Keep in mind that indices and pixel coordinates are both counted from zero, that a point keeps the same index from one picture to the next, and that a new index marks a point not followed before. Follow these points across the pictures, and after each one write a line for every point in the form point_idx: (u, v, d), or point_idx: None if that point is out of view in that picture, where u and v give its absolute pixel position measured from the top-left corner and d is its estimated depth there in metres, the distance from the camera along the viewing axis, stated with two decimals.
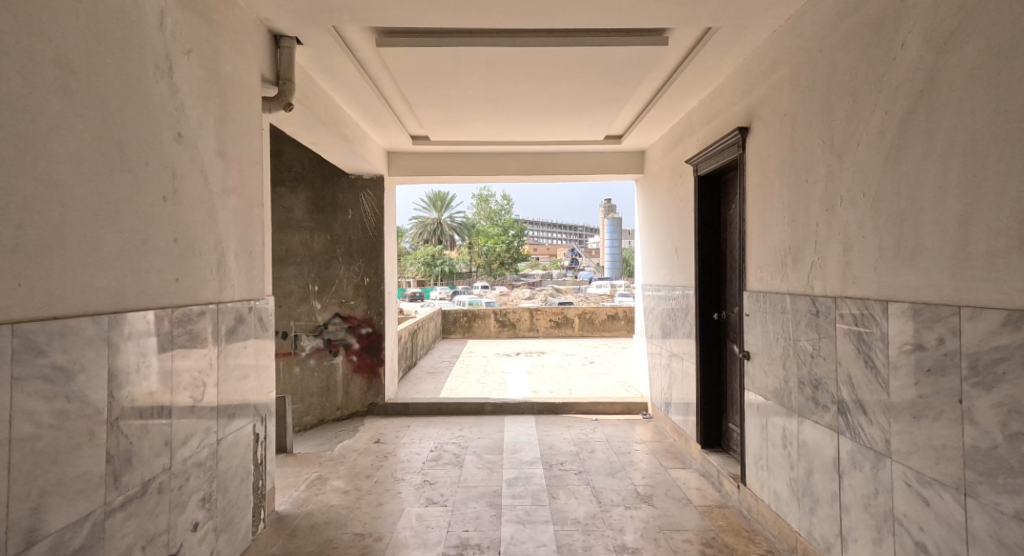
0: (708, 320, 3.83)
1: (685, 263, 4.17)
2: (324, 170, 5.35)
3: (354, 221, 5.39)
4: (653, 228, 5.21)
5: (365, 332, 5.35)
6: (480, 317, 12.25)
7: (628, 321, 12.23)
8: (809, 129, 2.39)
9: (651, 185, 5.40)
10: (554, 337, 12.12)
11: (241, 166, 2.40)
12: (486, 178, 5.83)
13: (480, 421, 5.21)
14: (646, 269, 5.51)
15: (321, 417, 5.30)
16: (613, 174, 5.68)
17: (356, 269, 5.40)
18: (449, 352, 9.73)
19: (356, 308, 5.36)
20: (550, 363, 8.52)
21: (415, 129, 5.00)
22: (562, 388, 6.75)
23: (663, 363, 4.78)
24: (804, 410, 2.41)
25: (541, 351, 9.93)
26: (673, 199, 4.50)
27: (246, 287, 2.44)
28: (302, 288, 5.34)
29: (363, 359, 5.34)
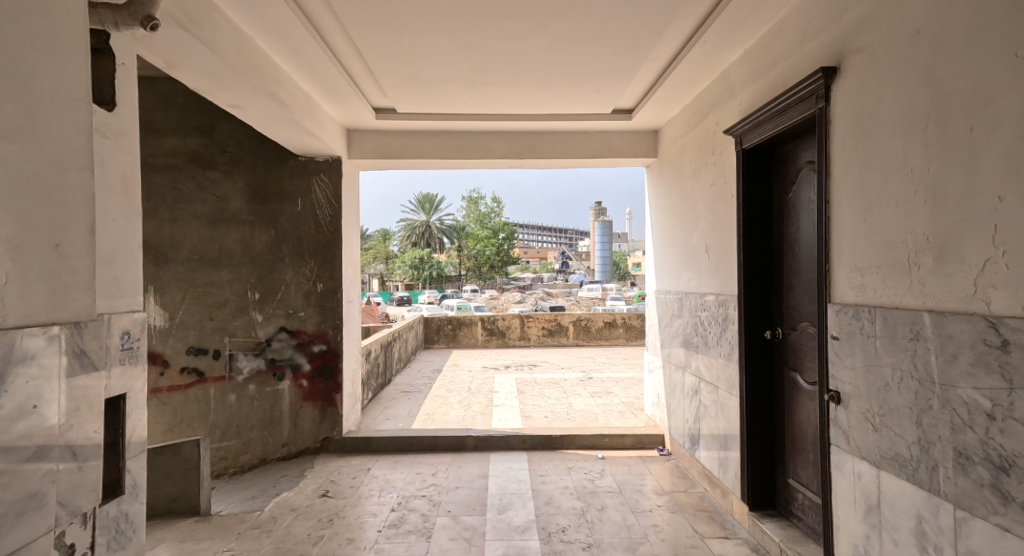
0: (757, 339, 2.92)
1: (721, 265, 3.25)
2: (268, 151, 4.38)
3: (305, 214, 4.43)
4: (671, 224, 4.30)
5: (318, 350, 4.40)
6: (466, 325, 11.28)
7: (627, 329, 11.35)
8: (979, 44, 1.49)
9: (666, 171, 4.49)
10: (547, 346, 11.16)
11: (44, 101, 1.45)
12: (468, 164, 4.89)
13: (458, 459, 4.24)
14: (660, 272, 4.59)
15: (263, 456, 4.28)
16: (618, 158, 4.76)
17: (308, 272, 4.44)
18: (429, 366, 8.72)
19: (307, 320, 4.41)
20: (543, 380, 7.55)
21: (378, 99, 4.08)
22: (557, 411, 5.79)
23: (687, 390, 3.85)
24: (971, 502, 1.49)
25: (533, 364, 8.97)
26: (700, 184, 3.58)
27: (46, 303, 1.45)
28: (240, 297, 4.35)
29: (316, 383, 4.39)
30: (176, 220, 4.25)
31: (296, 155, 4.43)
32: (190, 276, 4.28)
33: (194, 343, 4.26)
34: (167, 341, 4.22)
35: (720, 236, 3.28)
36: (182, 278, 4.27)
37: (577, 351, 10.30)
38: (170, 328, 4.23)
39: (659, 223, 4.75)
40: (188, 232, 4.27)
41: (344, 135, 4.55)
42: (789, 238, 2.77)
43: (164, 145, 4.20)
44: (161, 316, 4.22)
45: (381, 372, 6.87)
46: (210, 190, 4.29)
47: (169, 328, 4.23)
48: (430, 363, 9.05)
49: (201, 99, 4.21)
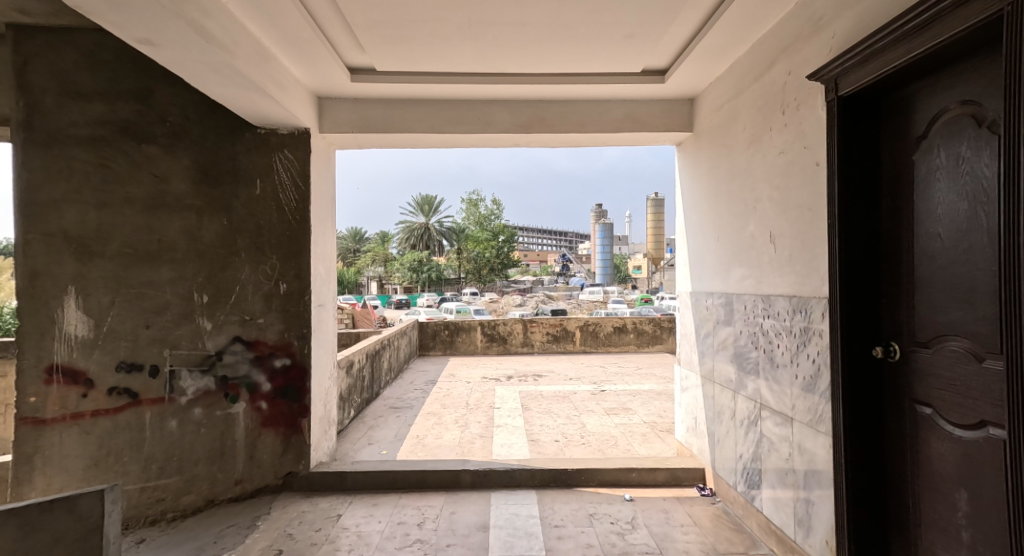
0: (859, 358, 2.13)
1: (800, 258, 2.45)
2: (220, 121, 3.59)
3: (266, 198, 3.64)
4: (714, 211, 3.51)
5: (281, 366, 3.61)
6: (464, 330, 10.47)
7: (638, 334, 10.55)
8: None
9: (705, 147, 3.70)
10: (552, 354, 10.36)
11: None
12: (464, 141, 4.10)
13: (453, 501, 3.43)
14: (698, 270, 3.79)
15: (210, 497, 3.47)
16: (644, 133, 3.97)
17: (269, 269, 3.64)
18: (423, 377, 7.90)
19: (268, 329, 3.62)
20: (549, 393, 6.74)
21: (354, 57, 3.31)
22: (569, 433, 4.98)
23: (741, 418, 3.05)
24: None
25: (537, 374, 8.16)
26: (763, 154, 2.78)
27: None
28: (184, 299, 3.53)
29: (277, 405, 3.60)
30: (104, 205, 3.43)
31: (256, 127, 3.65)
32: (121, 274, 3.46)
33: (126, 358, 3.44)
34: (91, 354, 3.40)
35: (798, 220, 2.48)
36: (111, 277, 3.45)
37: (585, 359, 9.50)
38: (96, 339, 3.41)
39: (694, 211, 3.96)
40: (119, 220, 3.45)
41: (316, 104, 3.78)
42: (910, 217, 1.98)
43: (87, 113, 3.39)
44: (85, 324, 3.40)
45: (366, 386, 6.06)
46: (147, 168, 3.48)
47: (94, 339, 3.41)
48: (424, 373, 8.23)
49: (136, 56, 3.42)
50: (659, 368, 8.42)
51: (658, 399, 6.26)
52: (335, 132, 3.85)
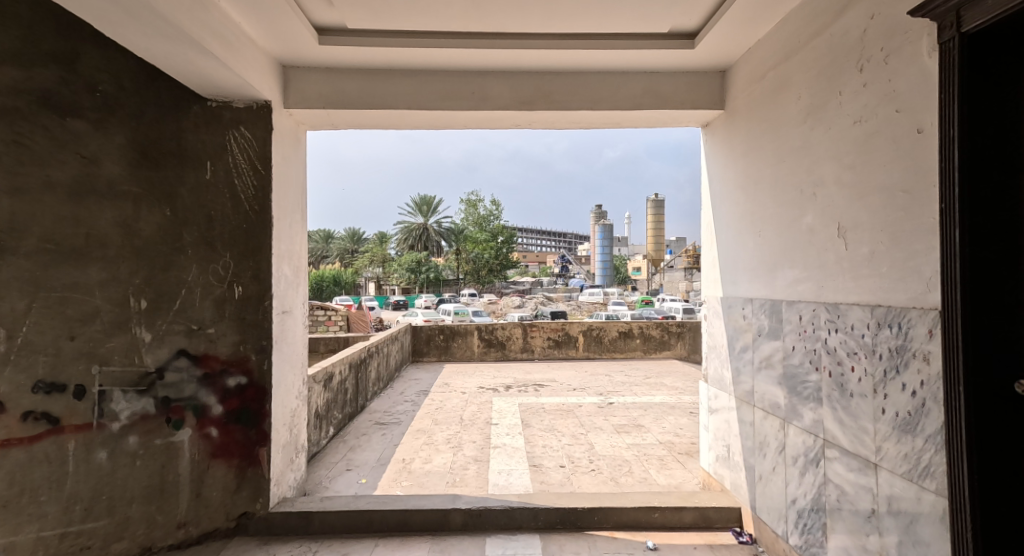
0: (988, 393, 1.57)
1: (885, 257, 1.88)
2: (161, 92, 3.02)
3: (218, 184, 3.07)
4: (752, 202, 2.94)
5: (235, 385, 3.04)
6: (461, 335, 9.87)
7: (644, 339, 10.00)
8: None
9: (739, 127, 3.13)
10: (553, 360, 9.79)
11: None
12: (457, 121, 3.54)
13: (440, 549, 2.85)
14: (731, 271, 3.23)
15: (145, 544, 2.88)
16: (666, 111, 3.41)
17: (221, 269, 3.08)
18: (414, 387, 7.31)
19: (220, 341, 3.06)
20: (552, 407, 6.16)
21: (320, 11, 2.75)
22: (575, 457, 4.40)
23: (792, 455, 2.48)
24: None
25: (538, 384, 7.59)
26: (828, 127, 2.22)
27: None
28: (118, 306, 2.94)
29: (230, 432, 3.03)
30: (20, 190, 2.69)
31: (205, 99, 3.07)
32: (39, 273, 2.75)
33: (46, 376, 2.74)
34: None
35: (882, 206, 1.90)
36: (27, 276, 2.72)
37: (588, 366, 8.93)
38: (7, 353, 2.65)
39: (723, 202, 3.40)
40: (37, 206, 2.74)
41: (280, 75, 3.21)
42: None
43: None
44: None
45: (349, 400, 5.47)
46: (71, 146, 2.82)
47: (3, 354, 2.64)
48: (416, 383, 7.65)
49: None
50: (669, 378, 7.87)
51: (671, 415, 5.69)
52: (303, 108, 3.28)
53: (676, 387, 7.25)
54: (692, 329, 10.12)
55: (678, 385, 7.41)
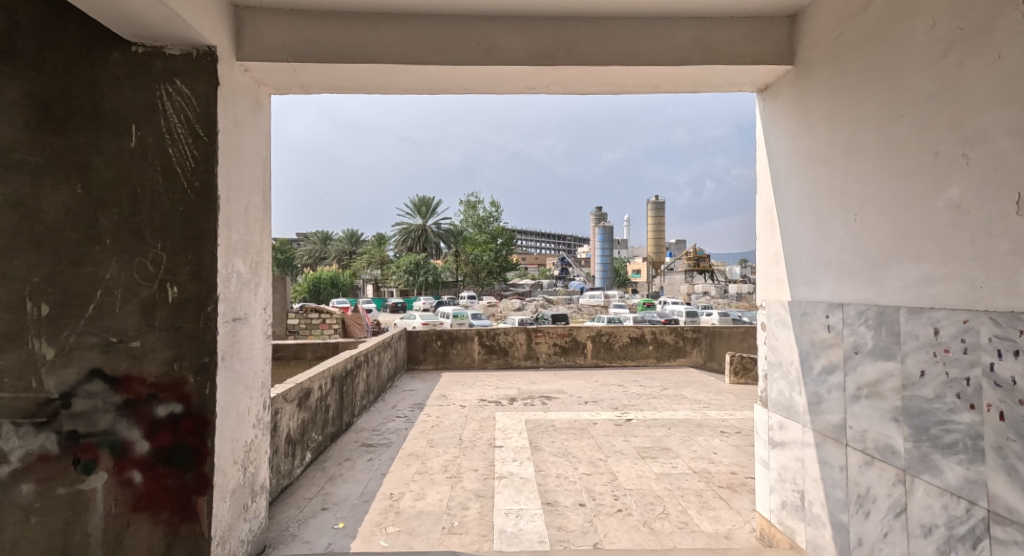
0: None
1: None
2: (74, 31, 2.26)
3: (146, 154, 2.36)
4: (840, 177, 2.26)
5: (166, 416, 2.34)
6: (460, 341, 9.16)
7: (657, 346, 9.34)
8: None
9: (817, 86, 2.46)
10: (560, 369, 9.10)
11: None
12: (458, 81, 2.87)
13: None
14: (804, 267, 2.56)
15: None
16: (718, 69, 2.73)
17: (150, 264, 2.37)
18: (407, 401, 6.60)
19: (149, 357, 2.35)
20: (563, 426, 5.48)
21: None
22: (596, 492, 3.70)
23: (919, 523, 1.81)
24: None
25: (545, 397, 6.90)
26: (998, 57, 1.57)
27: None
28: (9, 311, 2.17)
29: (158, 478, 2.32)
30: None
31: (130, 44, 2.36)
32: None
33: None
34: None
35: None
36: None
37: (599, 376, 8.25)
38: None
39: (788, 181, 2.73)
40: None
41: (230, 16, 2.52)
42: None
43: None
44: None
45: (330, 419, 4.77)
46: None
47: None
48: (410, 395, 6.93)
49: None
50: (688, 390, 7.21)
51: (700, 437, 5.01)
52: (262, 61, 2.59)
53: (699, 401, 6.57)
54: (708, 335, 9.47)
55: (700, 398, 6.74)
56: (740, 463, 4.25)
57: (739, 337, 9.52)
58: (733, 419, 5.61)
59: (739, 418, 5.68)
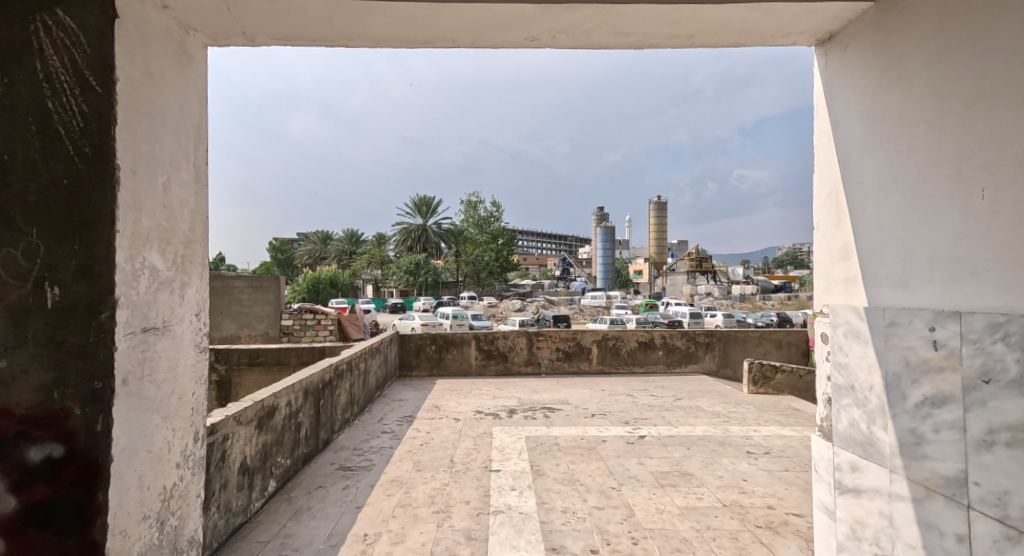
0: None
1: None
2: None
3: (14, 107, 1.71)
4: (962, 140, 1.68)
5: (42, 458, 1.74)
6: (456, 345, 8.56)
7: (667, 351, 8.77)
8: None
9: (916, 23, 1.86)
10: (563, 375, 8.51)
11: None
12: (442, 28, 2.27)
13: None
14: (891, 263, 1.96)
15: None
16: (773, 9, 2.12)
17: (22, 257, 1.73)
18: (396, 414, 6.00)
19: (18, 385, 1.70)
20: (568, 445, 4.88)
21: None
22: (609, 534, 3.09)
23: None
24: None
25: (548, 408, 6.31)
26: None
27: None
28: None
29: (27, 546, 1.69)
30: None
31: None
32: None
33: None
34: None
35: None
36: None
37: (605, 385, 7.66)
38: None
39: (861, 150, 2.12)
40: None
41: None
42: None
43: None
44: None
45: (302, 440, 4.17)
46: None
47: None
48: (398, 407, 6.33)
49: None
50: (704, 401, 6.62)
51: (724, 459, 4.42)
52: None
53: (717, 414, 5.98)
54: (722, 339, 8.89)
55: (718, 411, 6.15)
56: (775, 494, 3.65)
57: (755, 342, 8.92)
58: (758, 437, 5.02)
59: (765, 435, 5.09)
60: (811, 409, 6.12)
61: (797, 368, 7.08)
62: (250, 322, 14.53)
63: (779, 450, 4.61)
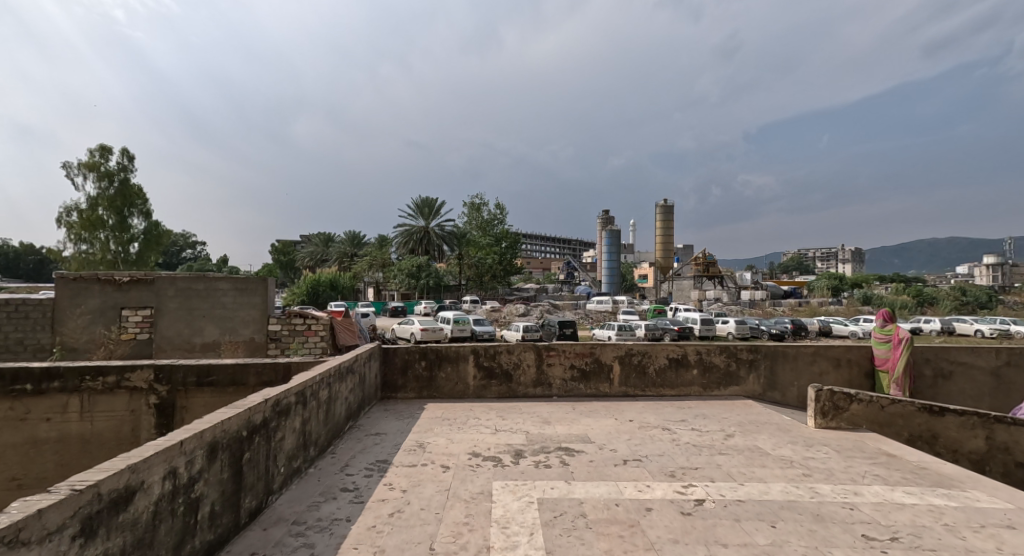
0: None
1: None
2: None
3: None
4: None
5: None
6: (450, 361, 7.14)
7: (703, 369, 7.37)
8: None
9: None
10: (579, 400, 7.09)
11: None
12: None
13: None
14: None
15: None
16: None
17: None
18: (364, 461, 4.58)
19: None
20: (599, 518, 3.45)
21: None
22: None
23: None
24: None
25: (565, 451, 4.89)
26: None
27: None
28: None
29: None
30: None
31: None
32: None
33: None
34: None
35: None
36: None
37: (632, 415, 6.24)
38: None
39: None
40: None
41: None
42: None
43: None
44: None
45: (203, 524, 2.76)
46: None
47: None
48: (370, 448, 4.92)
49: None
50: (762, 440, 5.20)
51: (837, 552, 2.97)
52: None
53: (787, 462, 4.57)
54: (768, 356, 7.45)
55: (788, 456, 4.71)
56: None
57: (808, 360, 7.44)
58: (867, 509, 3.56)
59: (873, 504, 3.65)
60: (910, 455, 4.67)
61: (877, 397, 5.62)
62: (234, 326, 12.77)
63: (912, 537, 3.13)
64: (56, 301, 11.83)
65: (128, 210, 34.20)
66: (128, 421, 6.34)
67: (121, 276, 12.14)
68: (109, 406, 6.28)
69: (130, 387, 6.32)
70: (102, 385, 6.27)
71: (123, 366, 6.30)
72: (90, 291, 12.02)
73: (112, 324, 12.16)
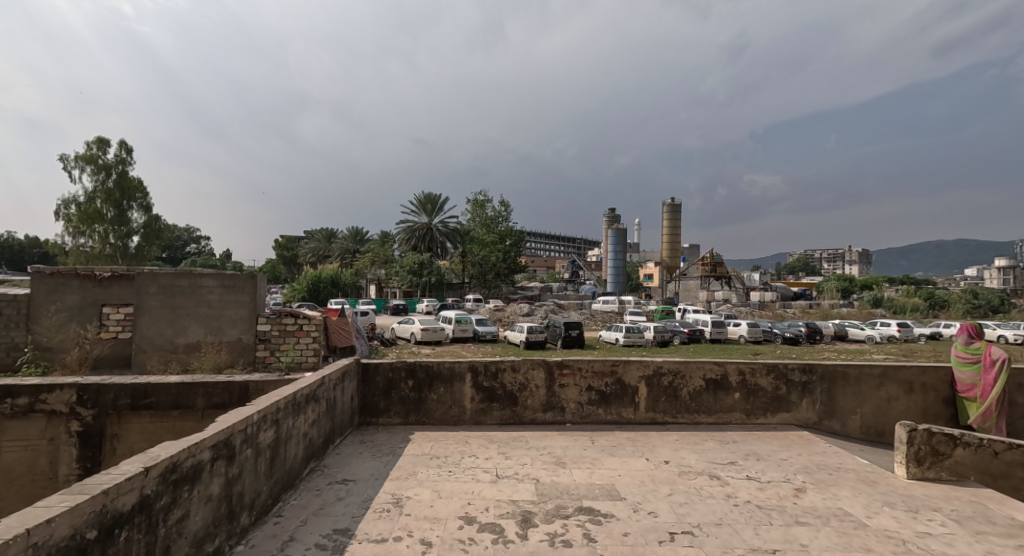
0: None
1: None
2: None
3: None
4: None
5: None
6: (443, 381, 5.92)
7: (745, 392, 6.14)
8: None
9: None
10: (597, 429, 5.86)
11: None
12: None
13: None
14: None
15: None
16: None
17: None
18: (315, 533, 3.34)
19: None
20: None
21: None
22: None
23: None
24: None
25: (588, 517, 3.65)
26: None
27: None
28: None
29: None
30: None
31: None
32: None
33: None
34: None
35: None
36: None
37: (667, 454, 5.01)
38: None
39: None
40: None
41: None
42: None
43: None
44: None
45: None
46: None
47: None
48: (329, 507, 3.71)
49: None
50: (845, 501, 3.93)
51: None
52: None
53: (896, 542, 3.30)
54: (826, 378, 6.18)
55: (895, 532, 3.44)
56: None
57: (875, 383, 6.16)
58: None
59: None
60: None
61: (988, 440, 4.37)
62: (220, 326, 11.44)
63: None
64: (31, 297, 10.63)
65: (127, 203, 33.07)
66: (45, 452, 5.16)
67: (102, 270, 10.92)
68: (21, 434, 5.15)
69: (46, 410, 5.14)
70: (11, 409, 5.13)
71: (37, 385, 5.13)
72: (68, 287, 10.85)
73: (90, 322, 10.94)
